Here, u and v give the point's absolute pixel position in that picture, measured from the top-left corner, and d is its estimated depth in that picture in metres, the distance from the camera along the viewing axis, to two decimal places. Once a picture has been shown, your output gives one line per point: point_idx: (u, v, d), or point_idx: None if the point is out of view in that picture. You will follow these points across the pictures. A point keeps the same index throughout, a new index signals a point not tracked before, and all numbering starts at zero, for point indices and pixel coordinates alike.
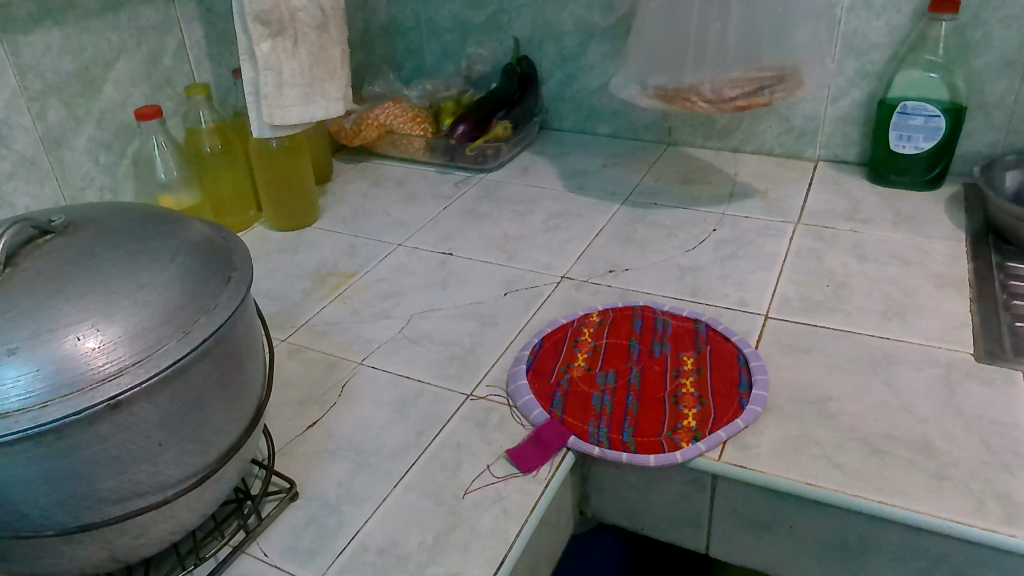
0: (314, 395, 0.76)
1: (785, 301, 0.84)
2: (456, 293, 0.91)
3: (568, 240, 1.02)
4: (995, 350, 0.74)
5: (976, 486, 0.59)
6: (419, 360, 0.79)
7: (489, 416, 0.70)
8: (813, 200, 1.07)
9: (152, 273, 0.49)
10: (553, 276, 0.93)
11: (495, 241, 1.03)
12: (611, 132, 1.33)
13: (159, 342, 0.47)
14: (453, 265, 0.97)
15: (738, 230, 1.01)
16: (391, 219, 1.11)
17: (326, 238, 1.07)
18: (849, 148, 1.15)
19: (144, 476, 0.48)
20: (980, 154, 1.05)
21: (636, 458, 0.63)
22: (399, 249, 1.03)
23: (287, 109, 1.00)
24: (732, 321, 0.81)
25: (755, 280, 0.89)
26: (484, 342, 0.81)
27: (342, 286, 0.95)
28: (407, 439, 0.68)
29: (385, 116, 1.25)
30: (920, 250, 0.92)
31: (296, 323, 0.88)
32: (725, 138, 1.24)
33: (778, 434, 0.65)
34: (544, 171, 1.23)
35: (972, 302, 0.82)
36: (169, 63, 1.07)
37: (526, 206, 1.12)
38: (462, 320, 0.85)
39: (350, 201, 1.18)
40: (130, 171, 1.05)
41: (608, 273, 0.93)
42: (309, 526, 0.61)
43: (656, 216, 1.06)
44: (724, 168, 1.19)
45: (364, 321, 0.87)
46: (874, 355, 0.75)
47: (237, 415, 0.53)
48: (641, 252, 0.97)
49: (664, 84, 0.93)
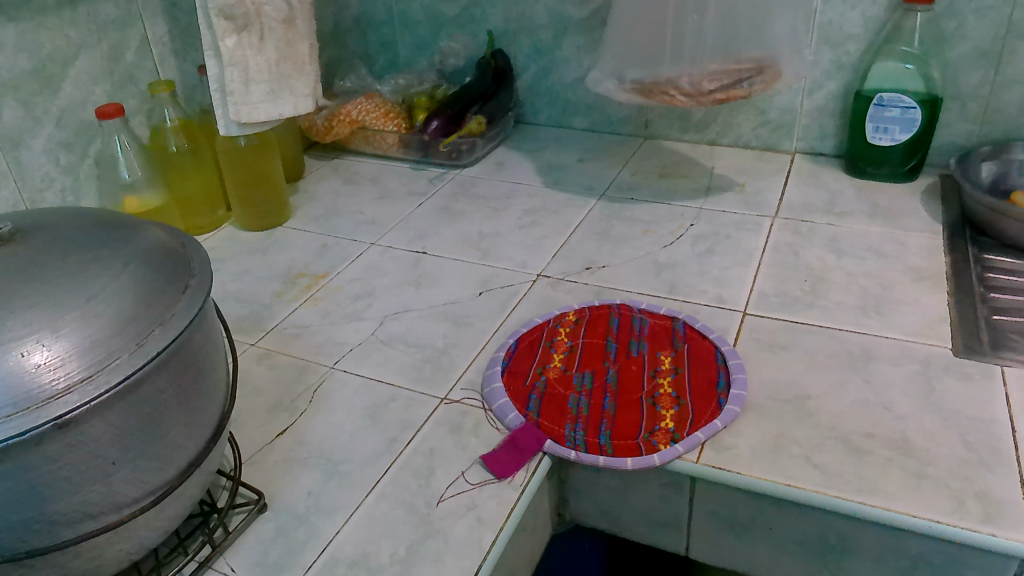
0: (284, 401, 0.73)
1: (762, 297, 0.84)
2: (430, 293, 0.89)
3: (544, 236, 1.00)
4: (973, 344, 0.74)
5: (955, 484, 0.58)
6: (392, 363, 0.78)
7: (463, 420, 0.68)
8: (790, 193, 1.06)
9: (104, 282, 0.47)
10: (528, 274, 0.92)
11: (470, 239, 1.01)
12: (588, 126, 1.32)
13: (110, 356, 0.44)
14: (427, 265, 0.95)
15: (715, 224, 1.00)
16: (364, 218, 1.09)
17: (298, 238, 1.05)
18: (825, 140, 1.14)
19: (96, 497, 0.45)
20: (956, 145, 1.05)
21: (614, 461, 0.62)
22: (372, 248, 1.00)
23: (254, 107, 0.98)
24: (710, 319, 0.80)
25: (733, 276, 0.88)
26: (458, 344, 0.79)
27: (314, 287, 0.93)
28: (379, 446, 0.67)
29: (357, 111, 1.23)
30: (897, 242, 0.92)
31: (265, 327, 0.85)
32: (701, 131, 1.22)
33: (757, 434, 0.64)
34: (520, 167, 1.21)
35: (949, 296, 0.81)
36: (131, 59, 1.04)
37: (502, 203, 1.10)
38: (435, 321, 0.84)
39: (322, 199, 1.16)
40: (92, 171, 1.01)
41: (584, 270, 0.91)
42: (277, 539, 0.59)
43: (633, 211, 1.05)
44: (700, 162, 1.18)
45: (335, 323, 0.85)
46: (853, 352, 0.74)
47: (197, 430, 0.51)
48: (618, 248, 0.96)
49: (640, 78, 0.92)
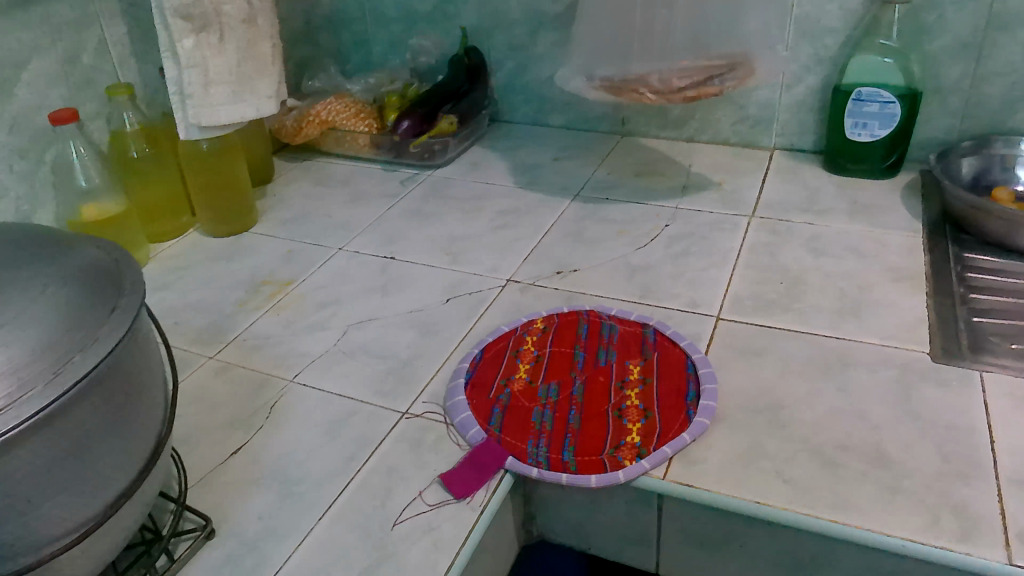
0: (240, 418, 0.70)
1: (737, 301, 0.81)
2: (396, 300, 0.86)
3: (516, 239, 0.97)
4: (951, 348, 0.71)
5: (931, 499, 0.56)
6: (354, 374, 0.75)
7: (424, 435, 0.66)
8: (768, 191, 1.04)
9: (20, 308, 0.45)
10: (498, 278, 0.89)
11: (440, 242, 0.98)
12: (564, 124, 1.29)
13: (23, 389, 0.41)
14: (395, 270, 0.92)
15: (691, 224, 0.97)
16: (332, 222, 1.06)
17: (263, 243, 1.02)
18: (804, 136, 1.12)
19: (13, 537, 0.43)
20: (937, 139, 1.03)
21: (577, 478, 0.60)
22: (340, 253, 0.97)
23: (215, 109, 0.94)
24: (683, 324, 0.78)
25: (708, 278, 0.86)
26: (422, 354, 0.77)
27: (277, 295, 0.89)
28: (336, 465, 0.64)
29: (327, 112, 1.19)
30: (876, 241, 0.89)
31: (225, 338, 0.82)
32: (680, 128, 1.20)
33: (727, 447, 0.62)
34: (494, 167, 1.19)
35: (928, 297, 0.79)
36: (89, 61, 1.00)
37: (475, 204, 1.07)
38: (400, 330, 0.81)
39: (291, 202, 1.13)
40: (49, 178, 0.98)
41: (555, 274, 0.89)
42: (225, 566, 0.56)
43: (608, 211, 1.02)
44: (678, 159, 1.16)
45: (297, 333, 0.82)
46: (828, 358, 0.71)
47: (128, 460, 0.48)
48: (591, 250, 0.93)
49: (611, 75, 0.89)
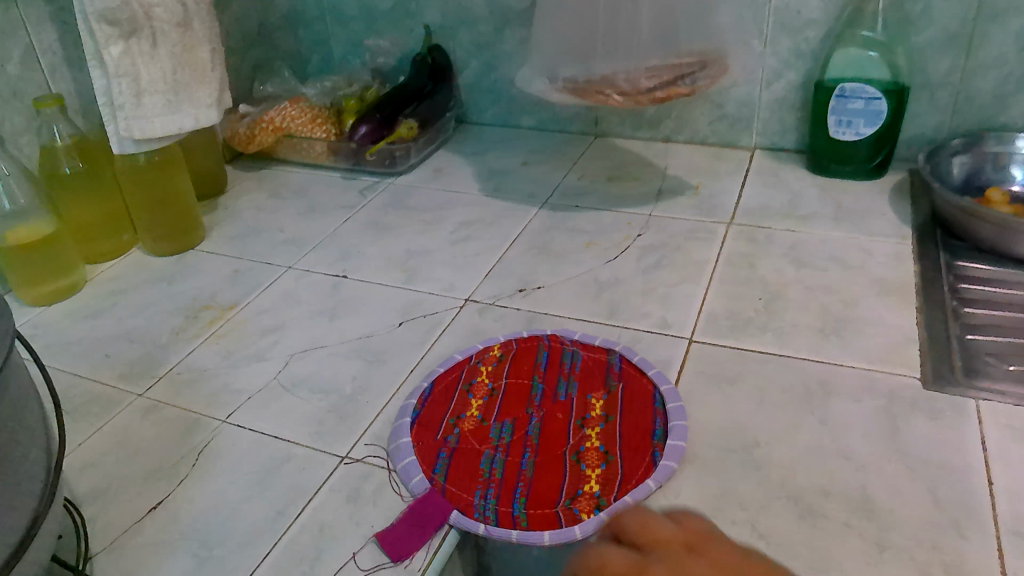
0: (162, 467, 0.64)
1: (711, 320, 0.75)
2: (344, 325, 0.80)
3: (478, 253, 0.91)
4: (943, 372, 0.65)
5: (922, 555, 0.50)
6: (292, 412, 0.68)
7: (363, 485, 0.59)
8: (747, 195, 0.97)
9: None
10: (455, 298, 0.82)
11: (396, 258, 0.91)
12: (535, 125, 1.22)
13: None
14: (346, 290, 0.86)
15: (665, 234, 0.91)
16: (283, 237, 0.99)
17: (208, 262, 0.95)
18: (786, 135, 1.05)
19: None
20: (925, 137, 0.97)
21: (530, 537, 0.53)
22: (289, 273, 0.90)
23: (149, 121, 0.87)
24: (652, 348, 0.72)
25: (680, 295, 0.79)
26: (368, 387, 0.70)
27: (217, 322, 0.82)
28: (263, 522, 0.57)
29: (282, 118, 1.12)
30: (862, 250, 0.83)
31: (157, 372, 0.75)
32: (655, 127, 1.13)
33: (696, 494, 0.56)
34: (459, 173, 1.12)
35: (918, 312, 0.73)
36: (14, 71, 0.93)
37: (436, 214, 1.01)
38: (347, 360, 0.74)
39: (242, 216, 1.06)
40: None
41: (517, 292, 0.82)
42: None
43: (577, 220, 0.96)
44: (653, 161, 1.09)
45: (235, 365, 0.75)
46: (809, 385, 0.65)
47: None
48: (557, 265, 0.87)
49: (574, 76, 0.83)
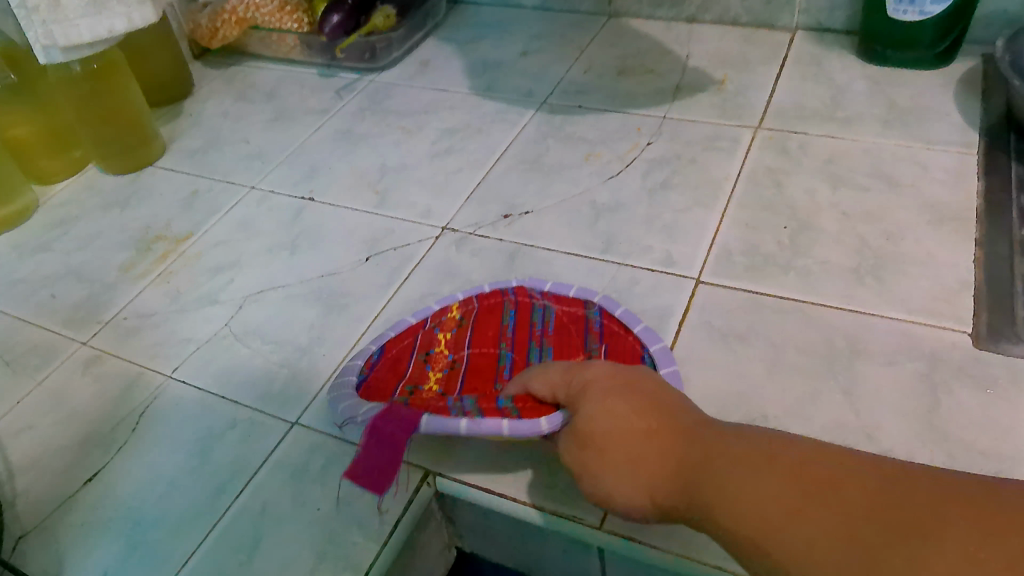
0: (98, 433, 0.57)
1: (724, 256, 0.63)
2: (305, 261, 0.71)
3: (460, 169, 0.79)
4: (1002, 326, 0.54)
5: None
6: (240, 369, 0.61)
7: (310, 459, 0.52)
8: (782, 91, 0.82)
9: None
10: (431, 227, 0.72)
11: (369, 176, 0.80)
12: (539, 5, 1.05)
13: None
14: (310, 217, 0.76)
15: (679, 143, 0.77)
16: (248, 150, 0.88)
17: (166, 183, 0.85)
18: (833, 12, 0.87)
19: None
20: (1007, 13, 0.78)
21: (522, 426, 0.44)
22: (250, 195, 0.81)
23: (71, 26, 0.75)
24: (650, 293, 0.61)
25: (690, 223, 0.67)
26: (325, 339, 0.62)
27: (169, 257, 0.74)
28: (198, 501, 0.51)
29: (243, 7, 0.98)
30: (915, 164, 0.69)
31: (101, 318, 0.68)
32: (677, 6, 0.96)
33: None
34: (448, 66, 0.97)
35: (977, 247, 0.60)
36: None
37: (418, 120, 0.88)
38: (305, 304, 0.66)
39: (205, 125, 0.95)
40: None
41: (501, 219, 0.72)
42: None
43: (578, 126, 0.82)
44: (673, 49, 0.93)
45: (185, 310, 0.68)
46: (834, 343, 0.55)
47: None
48: (549, 184, 0.75)
49: None
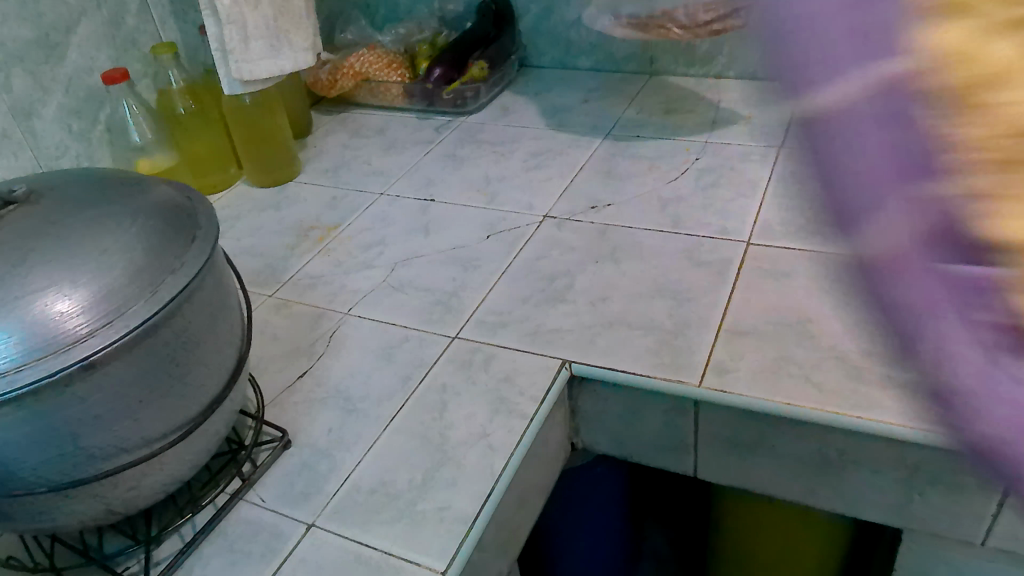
0: (302, 346, 0.78)
1: (766, 227, 0.84)
2: (437, 239, 0.91)
3: (549, 178, 1.01)
4: None
5: None
6: (402, 307, 0.81)
7: (473, 356, 0.73)
8: None
9: (116, 235, 0.49)
10: (535, 215, 0.93)
11: (476, 184, 1.02)
12: (593, 66, 1.29)
13: (126, 304, 0.47)
14: (435, 211, 0.97)
15: (721, 157, 1.00)
16: (371, 169, 1.11)
17: (308, 192, 1.07)
18: None
19: (127, 432, 0.49)
20: None
21: None
22: (380, 199, 1.02)
23: (255, 64, 0.98)
24: (713, 251, 0.82)
25: (737, 207, 0.89)
26: (466, 286, 0.82)
27: (325, 239, 0.95)
28: (393, 385, 0.72)
29: (359, 64, 1.23)
30: None
31: (280, 279, 0.89)
32: (707, 65, 1.20)
33: (758, 358, 0.67)
34: (525, 110, 1.21)
35: None
36: (132, 23, 1.03)
37: (507, 146, 1.11)
38: (445, 265, 0.86)
39: (330, 153, 1.17)
40: (104, 137, 1.02)
41: (590, 209, 0.92)
42: (302, 471, 0.65)
43: (638, 148, 1.05)
44: (707, 96, 1.17)
45: (347, 271, 0.88)
46: None
47: (217, 369, 0.54)
48: (623, 185, 0.96)
49: (637, 13, 0.91)
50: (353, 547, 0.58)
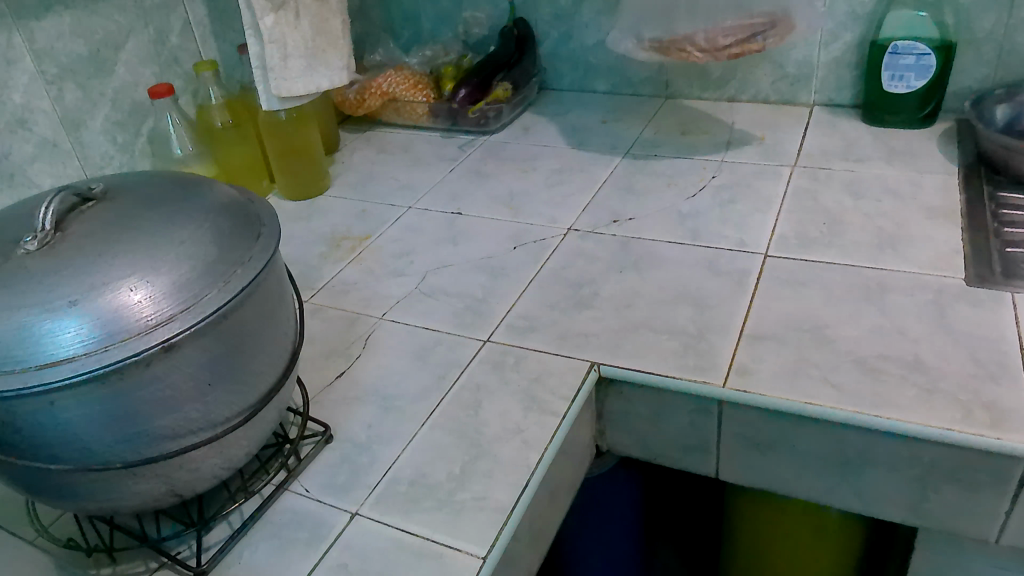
0: (339, 348, 0.82)
1: (782, 240, 0.88)
2: (466, 249, 0.95)
3: (572, 193, 1.05)
4: (985, 274, 0.78)
5: (965, 396, 0.64)
6: (434, 312, 0.85)
7: (505, 358, 0.76)
8: (809, 143, 1.09)
9: (190, 230, 0.54)
10: (559, 228, 0.97)
11: (501, 199, 1.06)
12: (609, 89, 1.34)
13: (201, 292, 0.51)
14: (462, 224, 1.01)
15: (736, 175, 1.04)
16: (398, 184, 1.15)
17: (338, 205, 1.11)
18: (842, 91, 1.17)
19: (196, 413, 0.52)
20: (972, 89, 1.07)
21: None
22: (409, 212, 1.06)
23: (293, 82, 1.02)
24: (732, 262, 0.85)
25: (753, 222, 0.92)
26: (496, 293, 0.86)
27: (357, 249, 0.99)
28: (429, 383, 0.75)
29: (387, 84, 1.28)
30: (914, 184, 0.95)
31: (315, 286, 0.92)
32: (721, 88, 1.25)
33: (778, 360, 0.71)
34: (545, 130, 1.26)
35: (964, 232, 0.85)
36: (175, 42, 1.08)
37: (530, 164, 1.15)
38: (474, 273, 0.90)
39: (358, 168, 1.22)
40: (146, 149, 1.07)
41: (612, 223, 0.96)
42: (344, 464, 0.68)
43: (656, 166, 1.09)
44: (721, 118, 1.21)
45: (380, 279, 0.92)
46: (869, 285, 0.78)
47: (275, 359, 0.58)
48: (642, 201, 1.01)
49: (658, 37, 0.96)
50: (396, 533, 0.61)
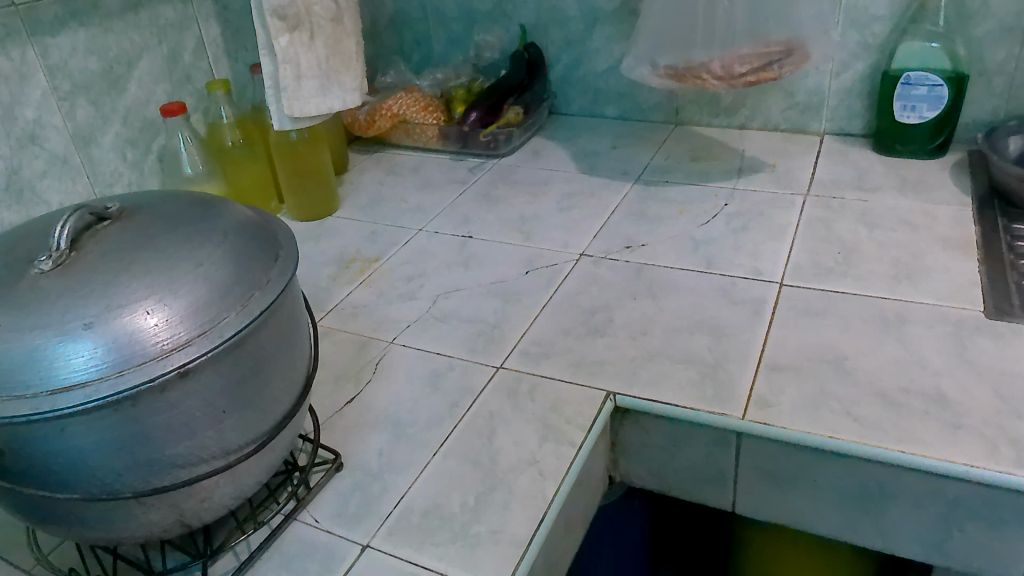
0: (349, 372, 0.80)
1: (797, 269, 0.87)
2: (477, 273, 0.94)
3: (583, 218, 1.04)
4: (1003, 307, 0.77)
5: (989, 432, 0.63)
6: (446, 336, 0.84)
7: (519, 385, 0.75)
8: (821, 171, 1.09)
9: (208, 252, 0.53)
10: (571, 253, 0.96)
11: (512, 222, 1.05)
12: (619, 114, 1.34)
13: (219, 316, 0.50)
14: (473, 247, 1.00)
15: (749, 203, 1.03)
16: (408, 206, 1.14)
17: (347, 226, 1.10)
18: (853, 120, 1.17)
19: (209, 441, 0.51)
20: (983, 120, 1.07)
21: None
22: (419, 234, 1.05)
23: (306, 102, 1.02)
24: (747, 291, 0.85)
25: (767, 250, 0.92)
26: (508, 318, 0.85)
27: (366, 271, 0.98)
28: (441, 410, 0.73)
29: (397, 106, 1.28)
30: (928, 215, 0.95)
31: (324, 308, 0.91)
32: (731, 115, 1.25)
33: (798, 391, 0.70)
34: (555, 154, 1.26)
35: (980, 263, 0.84)
36: (188, 61, 1.09)
37: (540, 188, 1.15)
38: (486, 298, 0.89)
39: (367, 189, 1.21)
40: (155, 166, 1.06)
41: (624, 249, 0.96)
42: (355, 493, 0.66)
43: (668, 192, 1.09)
44: (731, 145, 1.22)
45: (390, 302, 0.91)
46: (887, 316, 0.78)
47: (290, 385, 0.57)
48: (655, 227, 1.00)
49: (674, 63, 0.97)
50: (409, 567, 0.59)
